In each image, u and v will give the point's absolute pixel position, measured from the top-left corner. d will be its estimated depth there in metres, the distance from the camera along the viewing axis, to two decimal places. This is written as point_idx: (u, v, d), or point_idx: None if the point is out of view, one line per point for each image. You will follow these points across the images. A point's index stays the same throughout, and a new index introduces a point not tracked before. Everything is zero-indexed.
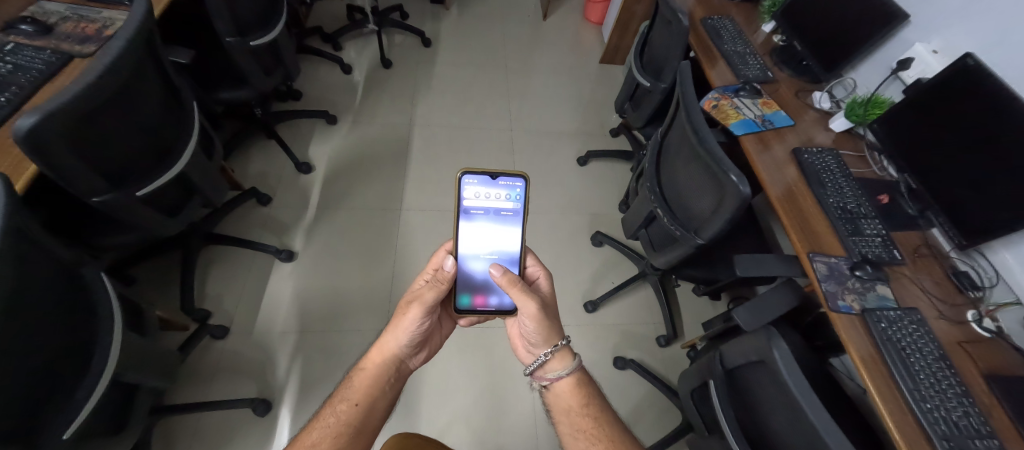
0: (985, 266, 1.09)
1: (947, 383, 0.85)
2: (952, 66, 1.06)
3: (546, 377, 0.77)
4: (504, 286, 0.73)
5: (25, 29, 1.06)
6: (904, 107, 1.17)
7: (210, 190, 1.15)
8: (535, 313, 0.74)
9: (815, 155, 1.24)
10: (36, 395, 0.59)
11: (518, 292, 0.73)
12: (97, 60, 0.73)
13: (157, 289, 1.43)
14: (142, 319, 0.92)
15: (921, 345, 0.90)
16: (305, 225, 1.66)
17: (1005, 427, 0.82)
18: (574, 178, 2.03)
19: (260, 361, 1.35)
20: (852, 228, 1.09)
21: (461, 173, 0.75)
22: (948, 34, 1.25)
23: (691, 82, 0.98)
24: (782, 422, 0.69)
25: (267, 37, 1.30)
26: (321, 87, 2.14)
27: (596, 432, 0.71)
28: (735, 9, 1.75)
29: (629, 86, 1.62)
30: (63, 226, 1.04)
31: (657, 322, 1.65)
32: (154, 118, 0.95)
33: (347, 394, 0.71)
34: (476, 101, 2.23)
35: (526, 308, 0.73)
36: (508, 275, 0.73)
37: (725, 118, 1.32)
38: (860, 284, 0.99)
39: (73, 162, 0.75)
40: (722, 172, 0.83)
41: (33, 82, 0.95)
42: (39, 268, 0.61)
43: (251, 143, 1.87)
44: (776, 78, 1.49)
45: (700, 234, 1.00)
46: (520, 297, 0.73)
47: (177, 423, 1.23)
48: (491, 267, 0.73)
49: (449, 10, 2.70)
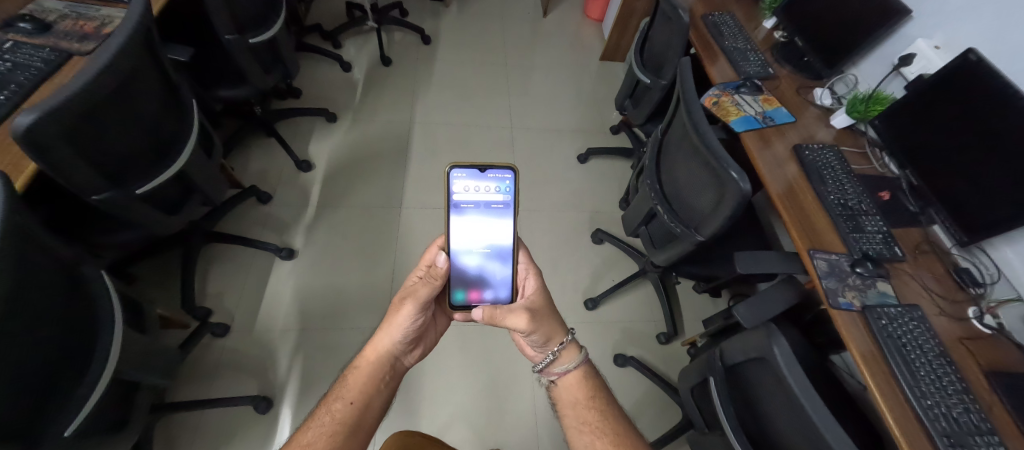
0: (986, 262, 1.08)
1: (947, 380, 0.85)
2: (954, 62, 1.05)
3: (554, 372, 0.77)
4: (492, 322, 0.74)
5: (24, 27, 1.06)
6: (905, 103, 1.17)
7: (210, 189, 1.14)
8: (530, 328, 0.74)
9: (815, 151, 1.23)
10: (37, 392, 0.60)
11: (504, 317, 0.73)
12: (95, 58, 0.73)
13: (157, 288, 1.43)
14: (143, 317, 0.93)
15: (922, 342, 0.90)
16: (305, 223, 1.66)
17: (1006, 424, 0.82)
18: (574, 175, 2.02)
19: (260, 360, 1.35)
20: (853, 225, 1.08)
21: (450, 167, 0.75)
22: (950, 29, 1.24)
23: (690, 78, 0.98)
24: (782, 419, 0.69)
25: (265, 35, 1.31)
26: (321, 85, 2.13)
27: (601, 425, 0.71)
28: (735, 5, 1.75)
29: (629, 84, 1.61)
30: (63, 224, 1.04)
31: (657, 319, 1.65)
32: (153, 115, 0.95)
33: (342, 393, 0.71)
34: (475, 98, 2.23)
35: (519, 327, 0.73)
36: (488, 309, 0.73)
37: (726, 115, 1.31)
38: (862, 281, 0.99)
39: (72, 160, 0.75)
40: (722, 169, 0.83)
41: (31, 80, 0.95)
42: (38, 265, 0.61)
43: (251, 141, 1.87)
44: (777, 74, 1.49)
45: (700, 231, 1.00)
46: (507, 320, 0.73)
47: (178, 421, 1.23)
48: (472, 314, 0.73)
49: (449, 7, 2.69)
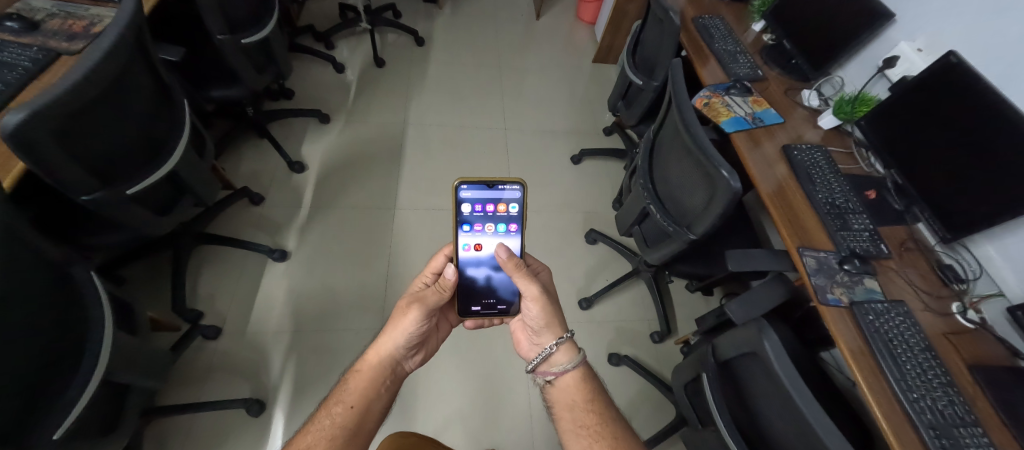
0: (968, 258, 1.11)
1: (932, 374, 0.87)
2: (936, 64, 1.08)
3: (551, 371, 0.77)
4: (507, 270, 0.76)
5: (10, 25, 1.05)
6: (890, 104, 1.19)
7: (201, 190, 1.13)
8: (539, 296, 0.76)
9: (803, 151, 1.26)
10: (27, 394, 0.59)
11: (521, 276, 0.76)
12: (85, 57, 0.72)
13: (147, 290, 1.41)
14: (134, 319, 0.92)
15: (907, 337, 0.92)
16: (297, 224, 1.65)
17: (988, 416, 0.84)
18: (568, 176, 2.04)
19: (254, 362, 1.34)
20: (840, 223, 1.11)
21: (458, 183, 0.77)
22: (932, 32, 1.28)
23: (682, 80, 1.00)
24: (774, 413, 0.70)
25: (257, 35, 1.29)
26: (313, 86, 2.12)
27: (599, 429, 0.71)
28: (725, 8, 1.78)
29: (621, 85, 1.63)
30: (53, 225, 1.03)
31: (651, 318, 1.66)
32: (144, 116, 0.94)
33: (342, 397, 0.71)
34: (468, 99, 2.23)
35: (529, 292, 0.76)
36: (513, 259, 0.76)
37: (716, 116, 1.33)
38: (849, 278, 1.01)
39: (59, 158, 0.73)
40: (713, 168, 0.84)
41: (19, 79, 0.94)
42: (28, 266, 0.60)
43: (242, 142, 1.85)
44: (765, 76, 1.52)
45: (692, 229, 1.01)
46: (523, 281, 0.76)
47: (169, 424, 1.21)
48: (497, 251, 0.76)
49: (441, 9, 2.70)
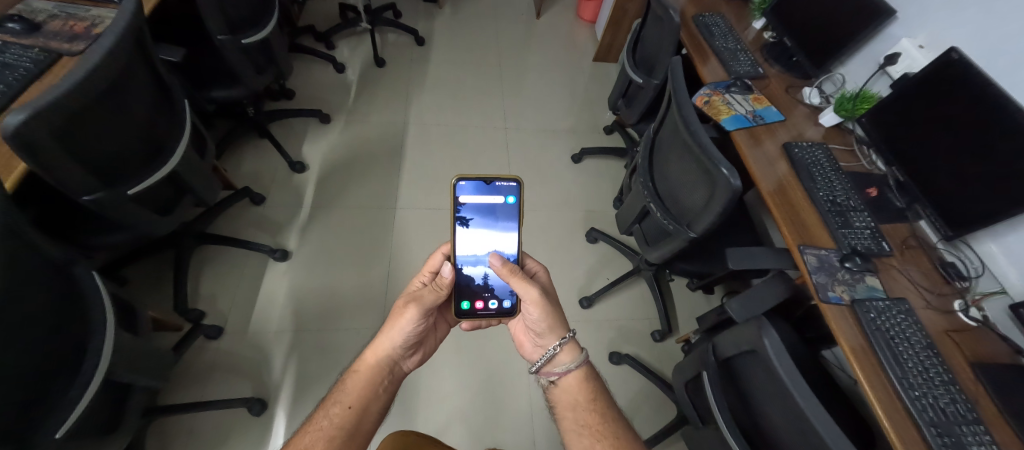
0: (971, 256, 1.11)
1: (934, 372, 0.87)
2: (938, 60, 1.07)
3: (554, 372, 0.77)
4: (503, 276, 0.76)
5: (12, 27, 1.05)
6: (892, 101, 1.19)
7: (202, 190, 1.13)
8: (538, 300, 0.75)
9: (805, 149, 1.26)
10: (29, 394, 0.59)
11: (518, 280, 0.75)
12: (84, 58, 0.72)
13: (149, 290, 1.42)
14: (136, 320, 0.92)
15: (909, 334, 0.92)
16: (299, 224, 1.65)
17: (990, 413, 0.84)
18: (569, 175, 2.04)
19: (255, 361, 1.34)
20: (842, 221, 1.10)
21: (455, 180, 0.78)
22: (934, 28, 1.27)
23: (681, 77, 1.00)
24: (775, 412, 0.70)
25: (258, 35, 1.29)
26: (314, 86, 2.13)
27: (601, 428, 0.71)
28: (725, 6, 1.77)
29: (621, 84, 1.63)
30: (57, 226, 1.03)
31: (652, 316, 1.66)
32: (145, 117, 0.94)
33: (339, 397, 0.71)
34: (469, 99, 2.23)
35: (528, 295, 0.75)
36: (507, 265, 0.75)
37: (717, 114, 1.33)
38: (850, 276, 1.01)
39: (60, 159, 0.74)
40: (713, 166, 0.84)
41: (20, 80, 0.94)
42: (28, 266, 0.60)
43: (243, 142, 1.86)
44: (766, 74, 1.51)
45: (692, 227, 1.01)
46: (521, 285, 0.75)
47: (170, 423, 1.22)
48: (491, 258, 0.75)
49: (442, 8, 2.70)
